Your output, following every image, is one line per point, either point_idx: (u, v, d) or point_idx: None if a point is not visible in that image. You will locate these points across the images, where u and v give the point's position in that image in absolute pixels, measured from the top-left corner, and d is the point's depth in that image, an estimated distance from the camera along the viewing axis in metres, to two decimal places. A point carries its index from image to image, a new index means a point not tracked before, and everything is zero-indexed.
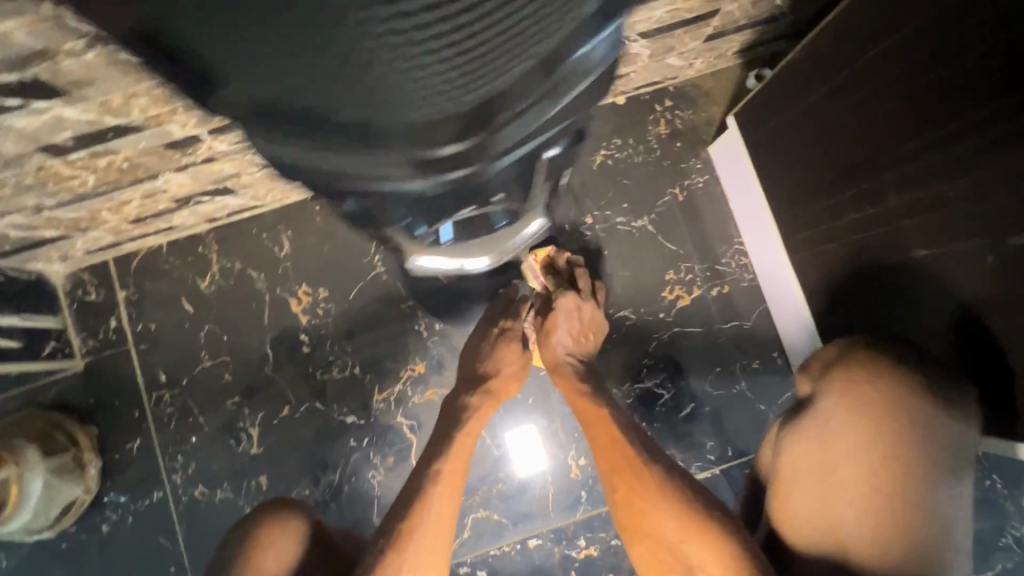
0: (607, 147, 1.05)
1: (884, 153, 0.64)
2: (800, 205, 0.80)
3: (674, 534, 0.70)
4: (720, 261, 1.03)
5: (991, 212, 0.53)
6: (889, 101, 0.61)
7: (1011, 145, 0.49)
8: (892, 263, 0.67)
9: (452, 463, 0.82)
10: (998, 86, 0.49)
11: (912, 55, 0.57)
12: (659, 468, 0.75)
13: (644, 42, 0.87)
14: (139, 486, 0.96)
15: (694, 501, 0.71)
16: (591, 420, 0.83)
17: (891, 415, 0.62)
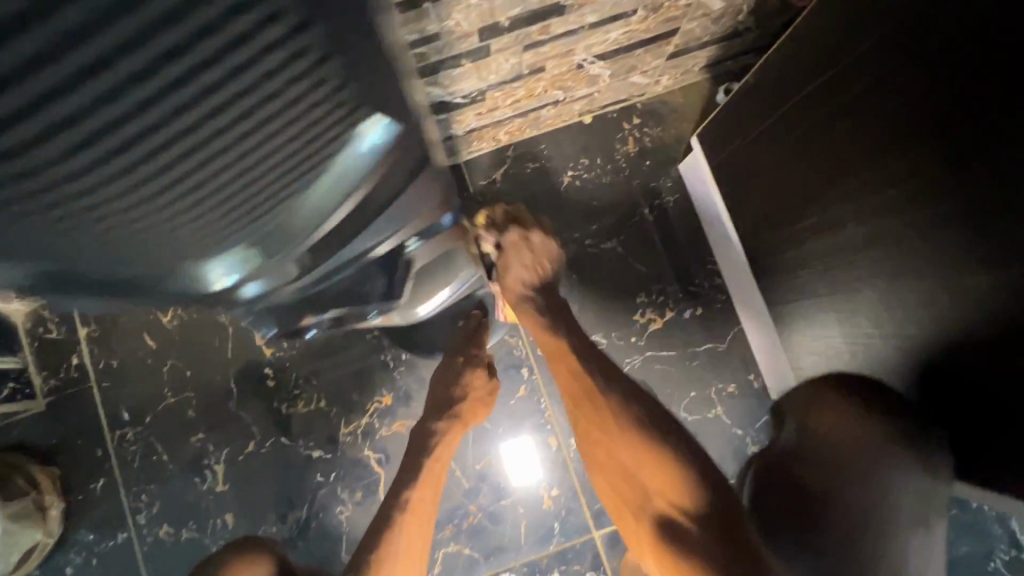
0: (574, 168, 1.03)
1: (841, 180, 0.62)
2: (766, 228, 0.78)
3: (627, 460, 0.61)
4: (693, 282, 1.01)
5: (942, 249, 0.51)
6: (846, 125, 0.59)
7: (963, 180, 0.47)
8: (852, 293, 0.65)
9: (423, 491, 0.73)
10: (953, 116, 0.47)
11: (872, 76, 0.55)
12: (617, 395, 0.65)
13: (603, 64, 0.84)
14: (103, 527, 0.94)
15: (649, 424, 0.62)
16: (555, 358, 0.72)
17: (859, 459, 0.63)
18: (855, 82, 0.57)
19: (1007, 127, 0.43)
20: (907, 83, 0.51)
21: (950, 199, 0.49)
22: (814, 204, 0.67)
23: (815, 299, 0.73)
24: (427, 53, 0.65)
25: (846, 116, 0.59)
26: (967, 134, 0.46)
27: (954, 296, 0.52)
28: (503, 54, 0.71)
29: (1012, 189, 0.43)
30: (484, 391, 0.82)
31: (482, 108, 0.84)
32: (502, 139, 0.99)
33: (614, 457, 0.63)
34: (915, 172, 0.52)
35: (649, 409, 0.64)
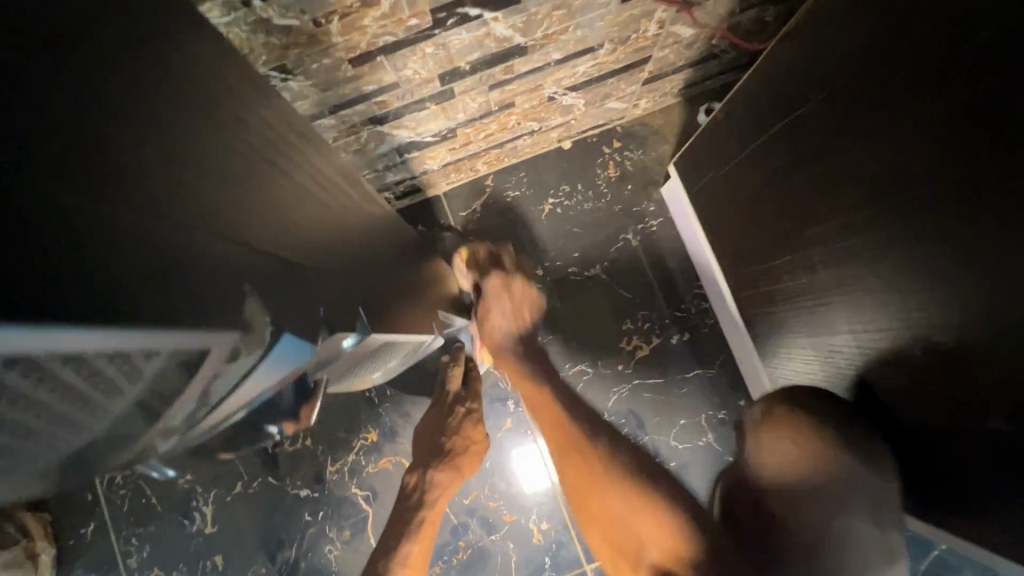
0: (555, 195, 1.01)
1: (817, 212, 0.59)
2: (748, 257, 0.76)
3: (620, 514, 0.53)
4: (680, 307, 0.99)
5: (918, 285, 0.48)
6: (822, 151, 0.57)
7: (934, 205, 0.44)
8: (830, 329, 0.64)
9: (421, 544, 0.66)
10: (924, 138, 0.44)
11: (847, 98, 0.53)
12: (603, 441, 0.58)
13: (575, 94, 0.83)
14: (96, 571, 0.95)
15: (639, 469, 0.55)
16: (538, 409, 0.65)
17: (815, 466, 0.55)
18: (829, 105, 0.55)
19: (977, 165, 0.40)
20: (878, 119, 0.49)
21: (912, 238, 0.47)
22: (791, 238, 0.65)
23: (796, 332, 0.71)
24: (388, 101, 0.64)
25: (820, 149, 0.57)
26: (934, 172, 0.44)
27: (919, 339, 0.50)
28: (469, 94, 0.70)
29: (978, 236, 0.41)
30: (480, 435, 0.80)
31: (454, 144, 0.83)
32: (480, 169, 0.98)
33: (603, 509, 0.55)
34: (887, 208, 0.50)
35: (637, 456, 0.57)
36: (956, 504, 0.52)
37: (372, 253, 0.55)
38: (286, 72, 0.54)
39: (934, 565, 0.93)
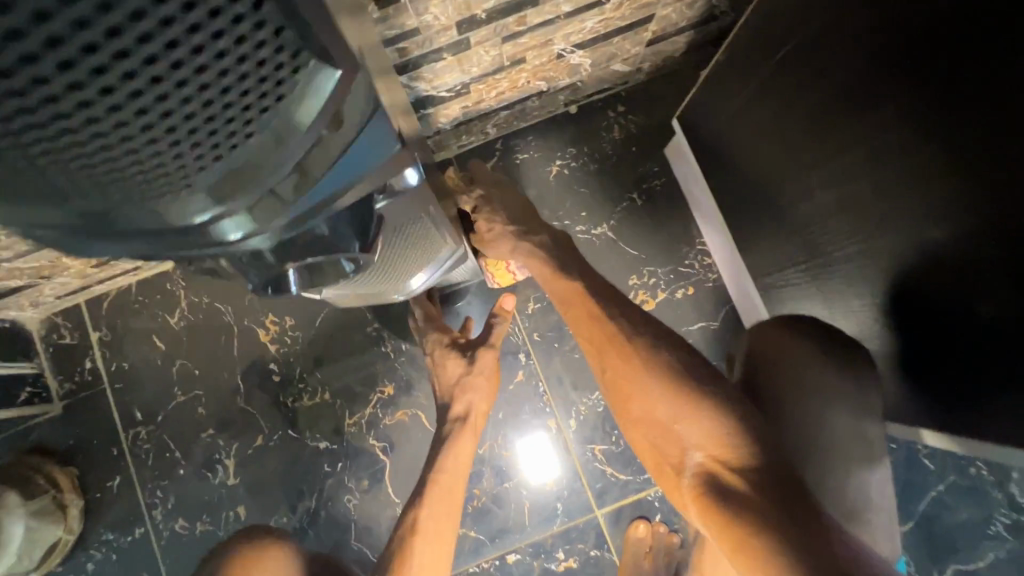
0: (563, 157, 1.05)
1: (809, 149, 0.63)
2: (748, 203, 0.80)
3: (667, 415, 0.63)
4: (684, 262, 1.03)
5: (903, 211, 0.53)
6: (817, 90, 0.60)
7: (923, 135, 0.48)
8: (823, 256, 0.68)
9: (434, 506, 0.73)
10: (916, 71, 0.47)
11: (841, 34, 0.54)
12: (646, 349, 0.67)
13: (582, 53, 0.87)
14: (122, 523, 0.98)
15: (684, 379, 0.63)
16: (570, 305, 0.75)
17: (825, 381, 0.63)
18: (824, 43, 0.57)
19: (934, 105, 0.46)
20: (860, 66, 0.53)
21: (902, 168, 0.52)
22: (786, 177, 0.69)
23: (791, 269, 0.76)
24: (409, 49, 0.68)
25: (809, 94, 0.61)
26: (908, 111, 0.49)
27: (906, 263, 0.55)
28: (484, 46, 0.74)
29: (964, 162, 0.45)
30: (480, 380, 0.82)
31: (467, 101, 0.87)
32: (490, 132, 1.02)
33: (650, 413, 0.65)
34: (870, 143, 0.55)
35: (680, 362, 0.65)
36: (946, 398, 0.57)
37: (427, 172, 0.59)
38: None
39: (933, 506, 0.97)
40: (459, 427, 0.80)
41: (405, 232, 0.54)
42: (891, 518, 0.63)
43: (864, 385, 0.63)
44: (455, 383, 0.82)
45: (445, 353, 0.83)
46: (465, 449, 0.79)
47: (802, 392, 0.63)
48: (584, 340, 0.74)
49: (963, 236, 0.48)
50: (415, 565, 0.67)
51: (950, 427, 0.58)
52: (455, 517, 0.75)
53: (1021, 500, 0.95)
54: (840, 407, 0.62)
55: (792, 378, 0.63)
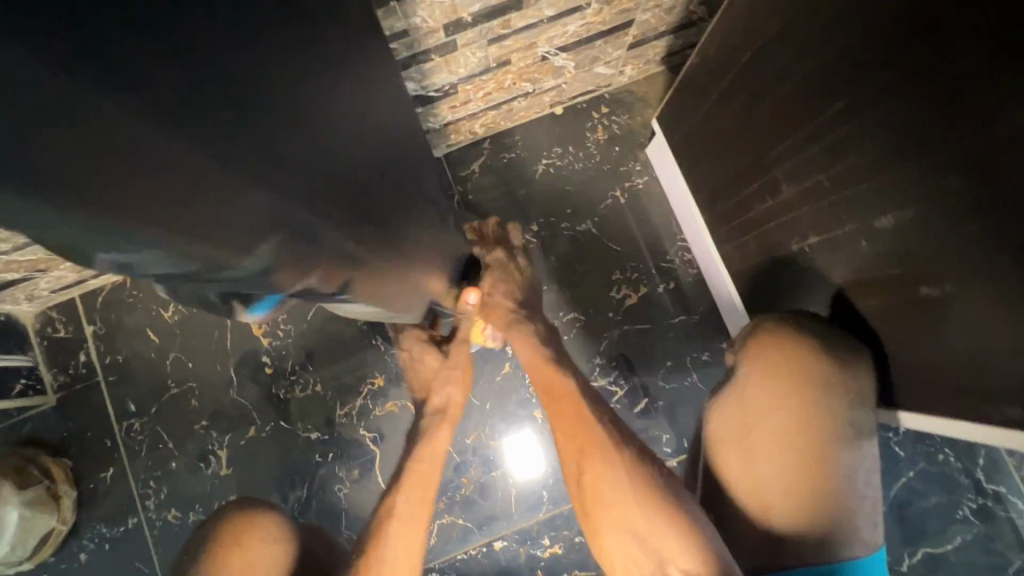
0: (548, 157, 1.09)
1: (769, 148, 0.66)
2: (717, 201, 0.83)
3: (642, 528, 0.66)
4: (665, 258, 1.06)
5: (860, 199, 0.56)
6: (774, 90, 0.62)
7: (875, 126, 0.51)
8: (787, 250, 0.70)
9: (407, 495, 0.78)
10: (864, 68, 0.50)
11: (792, 39, 0.57)
12: (629, 455, 0.70)
13: (566, 56, 0.90)
14: (115, 514, 0.99)
15: (663, 489, 0.67)
16: (553, 394, 0.77)
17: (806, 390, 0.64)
18: (779, 47, 0.60)
19: (883, 99, 0.49)
20: (812, 66, 0.56)
21: (857, 159, 0.54)
22: (747, 175, 0.72)
23: (758, 263, 0.78)
24: (398, 50, 0.71)
25: (766, 96, 0.64)
26: (864, 106, 0.51)
27: (865, 251, 0.58)
28: (471, 48, 0.77)
29: (915, 152, 0.48)
30: (455, 375, 0.83)
31: (455, 101, 0.91)
32: (478, 132, 1.05)
33: (626, 522, 0.67)
34: (824, 138, 0.57)
35: (655, 470, 0.69)
36: (902, 372, 0.60)
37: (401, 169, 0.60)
38: None
39: (903, 492, 1.01)
40: (436, 420, 0.83)
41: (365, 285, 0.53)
42: (875, 506, 0.64)
43: (855, 374, 0.62)
44: (433, 376, 0.84)
45: (424, 348, 0.83)
46: (441, 441, 0.82)
47: (779, 406, 0.64)
48: (566, 440, 0.75)
49: (915, 217, 0.50)
50: (386, 555, 0.72)
51: (906, 407, 0.61)
52: (432, 501, 0.79)
53: (986, 485, 1.00)
54: (818, 418, 0.63)
55: (793, 370, 0.64)
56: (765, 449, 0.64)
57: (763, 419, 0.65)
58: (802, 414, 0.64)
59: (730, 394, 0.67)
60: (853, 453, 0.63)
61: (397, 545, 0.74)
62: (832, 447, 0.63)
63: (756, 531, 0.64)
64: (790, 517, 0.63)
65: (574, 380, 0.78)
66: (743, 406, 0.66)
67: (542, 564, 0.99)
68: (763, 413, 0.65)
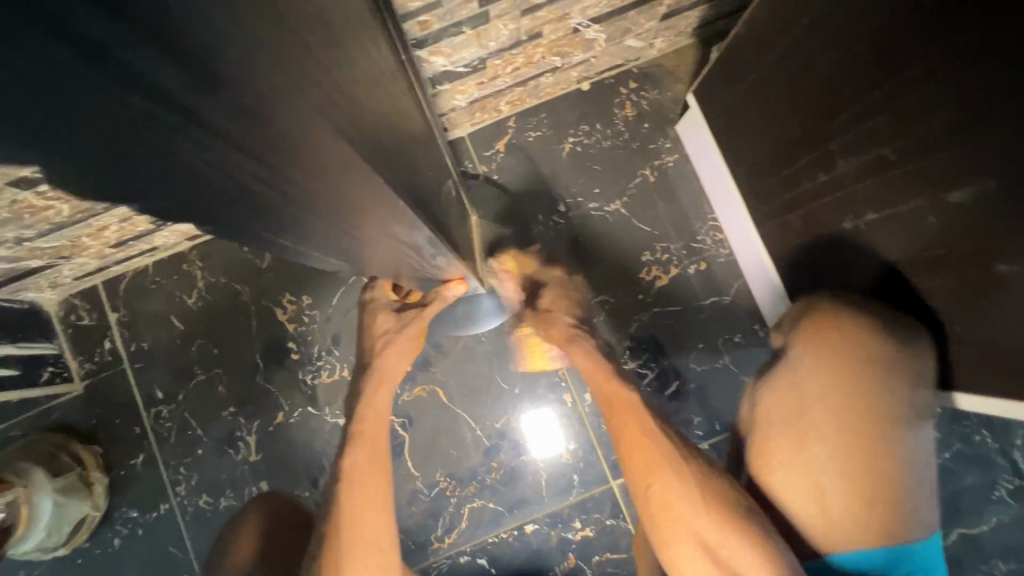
0: (574, 135, 1.06)
1: (823, 122, 0.63)
2: (759, 177, 0.80)
3: (714, 541, 0.60)
4: (696, 238, 1.04)
5: (929, 172, 0.52)
6: (828, 61, 0.59)
7: (943, 97, 0.48)
8: (840, 230, 0.67)
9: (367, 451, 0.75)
10: (930, 37, 0.47)
11: (848, 6, 0.54)
12: (693, 466, 0.65)
13: (597, 28, 0.87)
14: (147, 499, 1.00)
15: (730, 501, 0.62)
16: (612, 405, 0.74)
17: (861, 385, 0.62)
18: (834, 15, 0.57)
19: (949, 69, 0.46)
20: (871, 35, 0.53)
21: (919, 132, 0.51)
22: (797, 147, 0.68)
23: (808, 240, 0.74)
24: (430, 22, 0.68)
25: (821, 65, 0.60)
26: (942, 69, 0.47)
27: (933, 227, 0.54)
28: (503, 19, 0.74)
29: (988, 124, 0.45)
30: (403, 341, 0.79)
31: (482, 77, 0.87)
32: (503, 109, 1.02)
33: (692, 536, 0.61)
34: (893, 108, 0.53)
35: (717, 477, 0.64)
36: (973, 351, 0.57)
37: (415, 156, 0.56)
38: None
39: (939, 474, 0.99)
40: (372, 382, 0.79)
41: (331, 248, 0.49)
42: (930, 488, 0.62)
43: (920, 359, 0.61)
44: (381, 337, 0.79)
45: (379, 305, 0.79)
46: (383, 399, 0.79)
47: (836, 410, 0.62)
48: (620, 443, 0.70)
49: (991, 190, 0.47)
50: (347, 532, 0.68)
51: (977, 389, 0.58)
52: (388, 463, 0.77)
53: None
54: (876, 413, 0.61)
55: (854, 350, 0.62)
56: (822, 431, 0.62)
57: (819, 402, 0.62)
58: (861, 397, 0.61)
59: (781, 379, 0.66)
60: (912, 444, 0.61)
61: (356, 516, 0.69)
62: (892, 429, 0.61)
63: (813, 521, 0.62)
64: (848, 517, 0.61)
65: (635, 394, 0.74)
66: (797, 389, 0.64)
67: (573, 546, 0.99)
68: (820, 398, 0.62)
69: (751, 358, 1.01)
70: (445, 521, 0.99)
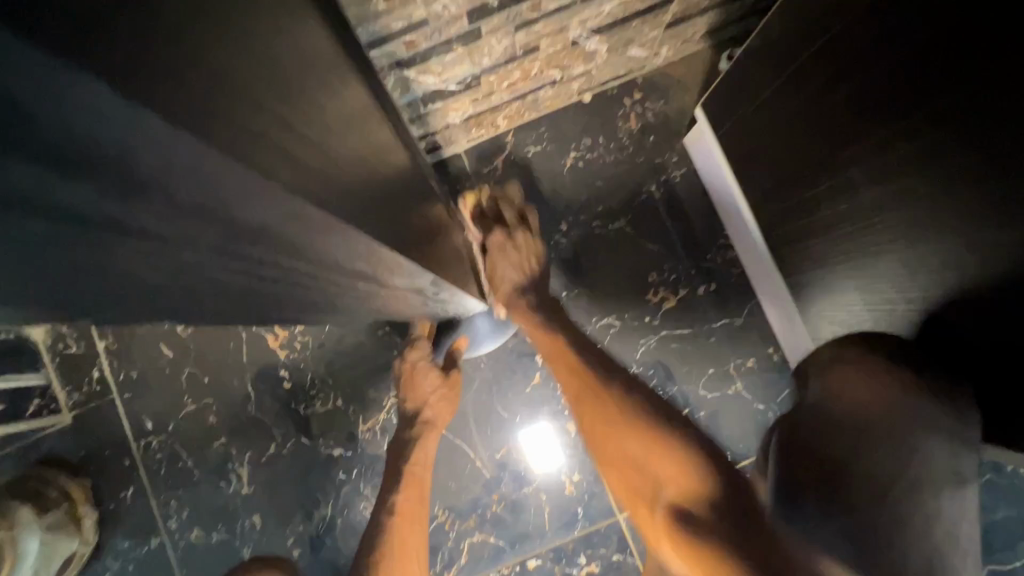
0: (577, 149, 1.01)
1: (845, 147, 0.58)
2: (776, 200, 0.75)
3: (636, 454, 0.63)
4: (706, 257, 0.98)
5: (962, 212, 0.47)
6: (854, 83, 0.54)
7: (976, 131, 0.43)
8: (866, 262, 0.62)
9: (406, 493, 0.78)
10: (964, 66, 0.42)
11: (876, 27, 0.50)
12: (619, 388, 0.69)
13: (598, 39, 0.81)
14: (137, 533, 0.97)
15: (654, 419, 0.65)
16: (552, 356, 0.76)
17: (894, 428, 0.57)
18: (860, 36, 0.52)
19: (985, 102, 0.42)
20: (897, 60, 0.48)
21: (948, 169, 0.47)
22: (819, 170, 0.63)
23: (831, 268, 0.68)
24: (417, 41, 0.63)
25: (848, 86, 0.55)
26: (982, 97, 0.41)
27: (967, 271, 0.49)
28: (496, 35, 0.69)
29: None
30: (447, 388, 0.86)
31: (477, 94, 0.83)
32: (500, 124, 0.97)
33: (620, 454, 0.65)
34: (926, 136, 0.47)
35: (646, 399, 0.68)
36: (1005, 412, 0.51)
37: (396, 191, 0.52)
38: None
39: None
40: (426, 432, 0.84)
41: (347, 300, 0.48)
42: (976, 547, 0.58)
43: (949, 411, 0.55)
44: (431, 394, 0.85)
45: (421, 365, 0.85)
46: (431, 446, 0.85)
47: (864, 448, 0.58)
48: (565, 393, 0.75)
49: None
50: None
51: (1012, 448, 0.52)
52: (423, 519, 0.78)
53: None
54: (918, 458, 0.56)
55: (885, 395, 0.58)
56: (848, 475, 0.58)
57: (845, 445, 0.59)
58: (897, 440, 0.57)
59: (806, 419, 0.63)
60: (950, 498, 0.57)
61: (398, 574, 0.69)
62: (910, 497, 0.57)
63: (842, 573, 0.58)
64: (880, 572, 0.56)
65: (566, 335, 0.77)
66: (823, 434, 0.61)
67: None
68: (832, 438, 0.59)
69: (765, 384, 0.96)
70: (443, 556, 0.95)
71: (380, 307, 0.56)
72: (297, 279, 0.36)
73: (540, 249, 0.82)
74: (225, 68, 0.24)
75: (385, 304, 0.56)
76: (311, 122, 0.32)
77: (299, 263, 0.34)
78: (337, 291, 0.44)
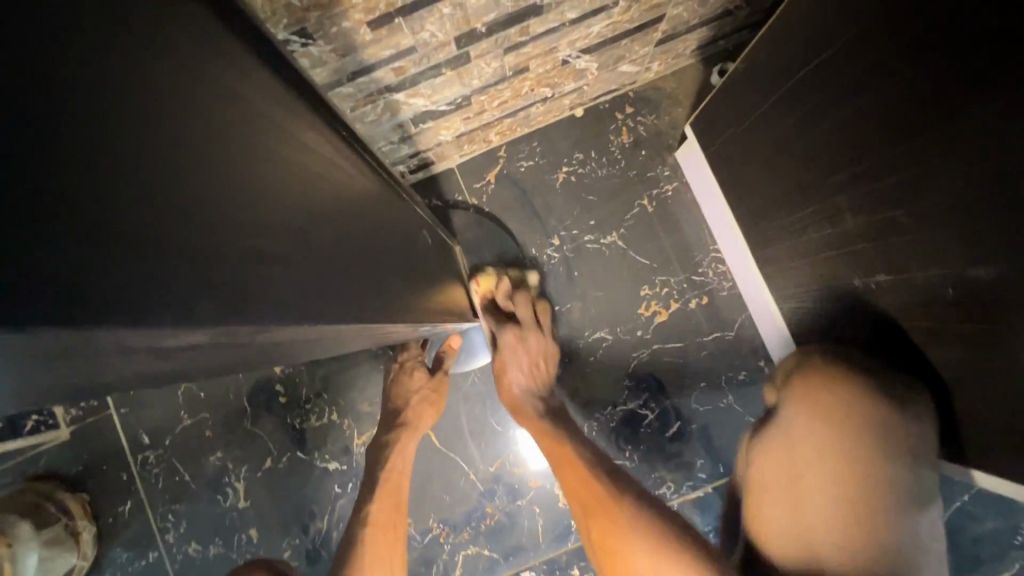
0: (569, 163, 1.01)
1: (831, 174, 0.59)
2: (764, 219, 0.75)
3: (644, 566, 0.63)
4: (697, 270, 0.99)
5: (945, 247, 0.48)
6: (841, 114, 0.55)
7: (956, 170, 0.44)
8: (852, 286, 0.63)
9: (380, 501, 0.78)
10: (944, 106, 0.43)
11: (861, 60, 0.51)
12: (625, 494, 0.69)
13: (588, 57, 0.82)
14: (136, 545, 0.98)
15: (663, 528, 0.65)
16: (555, 455, 0.78)
17: (859, 445, 0.57)
18: (845, 69, 0.53)
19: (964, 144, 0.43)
20: (881, 94, 0.49)
21: (930, 206, 0.48)
22: (805, 193, 0.64)
23: (817, 288, 0.69)
24: (405, 67, 0.63)
25: (832, 115, 0.56)
26: (969, 139, 0.42)
27: (947, 303, 0.50)
28: (485, 58, 0.69)
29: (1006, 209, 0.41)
30: (428, 392, 0.87)
31: (468, 113, 0.83)
32: (493, 140, 0.97)
33: (627, 562, 0.64)
34: (914, 167, 0.48)
35: (652, 506, 0.68)
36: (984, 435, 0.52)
37: (366, 217, 0.52)
38: (307, 37, 0.52)
39: (958, 518, 0.94)
40: (404, 433, 0.83)
41: (359, 339, 0.50)
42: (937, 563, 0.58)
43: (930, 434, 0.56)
44: (415, 394, 0.86)
45: (410, 364, 0.87)
46: (409, 447, 0.84)
47: (825, 460, 0.58)
48: (567, 492, 0.75)
49: (1009, 275, 0.43)
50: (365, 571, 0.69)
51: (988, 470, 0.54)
52: (400, 526, 0.78)
53: None
54: (885, 475, 0.56)
55: (850, 416, 0.58)
56: (817, 496, 0.58)
57: (818, 467, 0.58)
58: (858, 458, 0.57)
59: (775, 435, 0.64)
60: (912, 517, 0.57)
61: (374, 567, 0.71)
62: (872, 506, 0.56)
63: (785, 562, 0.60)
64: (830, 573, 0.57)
65: (568, 431, 0.79)
66: (790, 451, 0.61)
67: None
68: (812, 463, 0.59)
69: (756, 397, 0.97)
70: (439, 569, 0.96)
71: (376, 337, 0.57)
72: (322, 335, 0.38)
73: (552, 351, 0.88)
74: (181, 145, 0.24)
75: (376, 337, 0.57)
76: (265, 166, 0.33)
77: (323, 326, 0.36)
78: (338, 336, 0.45)
